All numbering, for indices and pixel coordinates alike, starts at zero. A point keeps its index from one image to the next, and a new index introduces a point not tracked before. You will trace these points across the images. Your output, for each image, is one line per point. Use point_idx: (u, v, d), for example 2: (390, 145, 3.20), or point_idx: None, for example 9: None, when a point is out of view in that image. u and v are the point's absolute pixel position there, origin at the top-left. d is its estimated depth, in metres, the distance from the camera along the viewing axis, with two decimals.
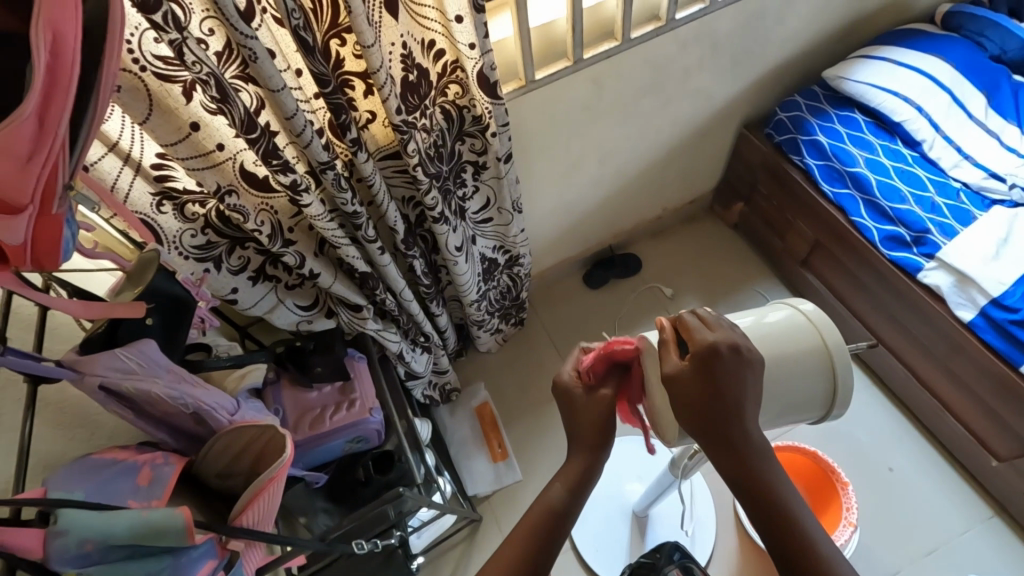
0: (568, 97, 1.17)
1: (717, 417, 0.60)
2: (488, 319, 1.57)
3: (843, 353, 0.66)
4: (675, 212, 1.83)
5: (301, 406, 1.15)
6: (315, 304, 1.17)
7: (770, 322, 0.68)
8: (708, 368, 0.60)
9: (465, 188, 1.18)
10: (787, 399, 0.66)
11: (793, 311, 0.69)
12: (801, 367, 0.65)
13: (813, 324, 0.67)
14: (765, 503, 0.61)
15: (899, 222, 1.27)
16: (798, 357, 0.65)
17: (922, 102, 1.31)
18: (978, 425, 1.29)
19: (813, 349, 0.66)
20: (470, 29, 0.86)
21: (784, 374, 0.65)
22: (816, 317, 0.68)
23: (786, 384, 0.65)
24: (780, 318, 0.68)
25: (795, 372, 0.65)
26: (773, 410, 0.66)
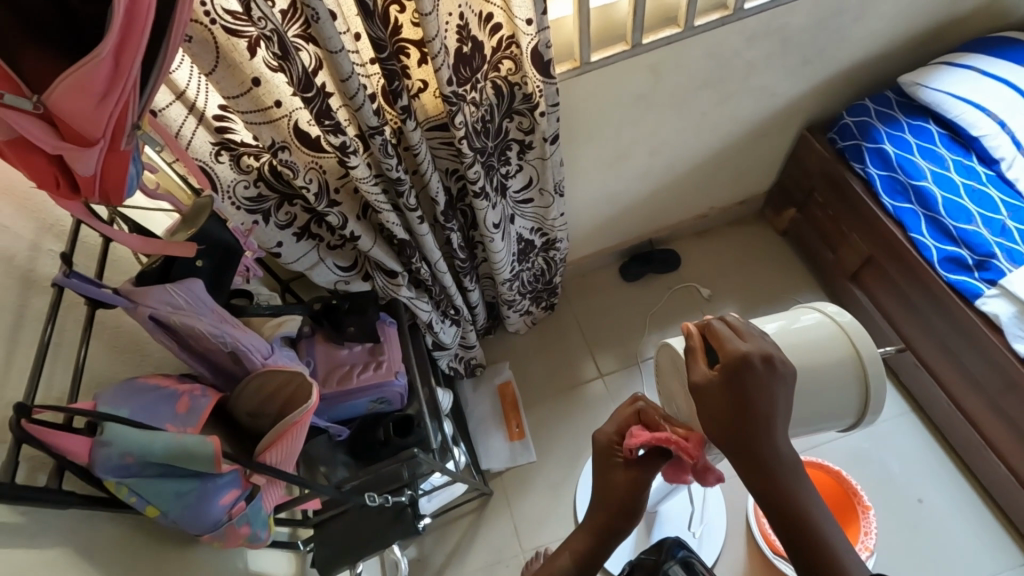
0: (622, 83, 1.15)
1: (741, 421, 0.58)
2: (519, 300, 1.58)
3: (875, 361, 0.66)
4: (722, 213, 1.78)
5: (332, 361, 1.20)
6: (354, 266, 1.21)
7: (802, 330, 0.66)
8: (738, 376, 0.58)
9: (509, 166, 1.19)
10: (819, 407, 0.66)
11: (824, 316, 0.67)
12: (833, 376, 0.65)
13: (844, 331, 0.66)
14: (773, 508, 0.60)
15: (963, 243, 1.19)
16: (829, 365, 0.65)
17: (1006, 117, 1.22)
18: (1023, 467, 1.22)
19: (845, 357, 0.65)
20: (529, 5, 0.86)
21: (816, 385, 0.65)
22: (846, 322, 0.67)
23: (819, 395, 0.65)
24: (809, 325, 0.67)
25: (826, 381, 0.65)
26: (807, 419, 0.66)
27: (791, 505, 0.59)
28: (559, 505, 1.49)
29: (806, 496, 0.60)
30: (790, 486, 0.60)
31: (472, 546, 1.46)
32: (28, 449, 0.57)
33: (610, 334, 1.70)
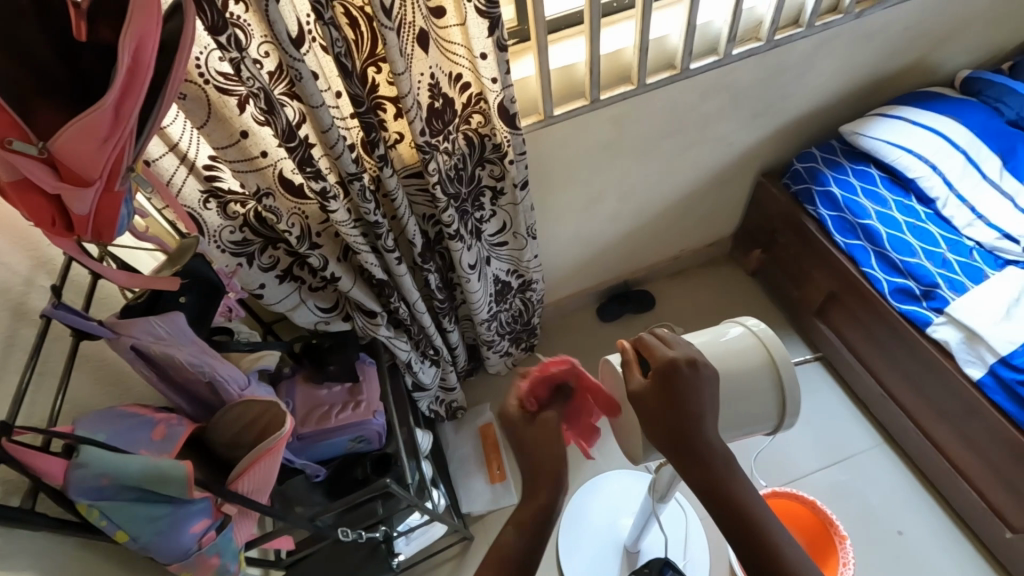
0: (584, 135, 1.25)
1: (681, 428, 0.63)
2: (498, 340, 1.62)
3: (789, 366, 0.69)
4: (693, 254, 1.87)
5: (311, 401, 1.23)
6: (334, 307, 1.26)
7: (721, 341, 0.71)
8: (668, 380, 0.63)
9: (483, 211, 1.27)
10: (738, 410, 0.69)
11: (743, 329, 0.72)
12: (749, 381, 0.69)
13: (761, 341, 0.71)
14: (731, 519, 0.62)
15: (909, 275, 1.27)
16: (744, 371, 0.69)
17: (937, 161, 1.33)
18: (992, 493, 1.23)
19: (761, 364, 0.70)
20: (493, 65, 0.96)
21: (732, 389, 0.69)
22: (763, 333, 0.72)
23: (734, 398, 0.69)
24: (730, 337, 0.71)
25: (743, 385, 0.69)
26: (727, 423, 0.69)
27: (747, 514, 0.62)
28: None
29: (753, 502, 0.63)
30: (736, 484, 0.63)
31: None
32: (4, 472, 0.59)
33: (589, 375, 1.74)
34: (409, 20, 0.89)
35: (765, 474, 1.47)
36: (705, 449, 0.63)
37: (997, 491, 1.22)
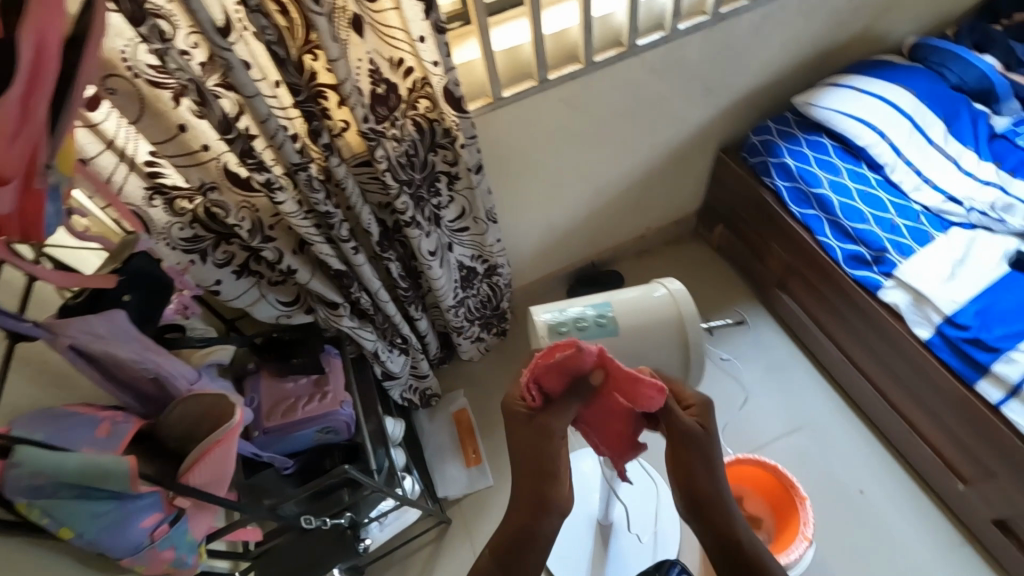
0: (537, 117, 1.25)
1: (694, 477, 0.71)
2: (468, 326, 1.63)
3: (694, 320, 0.87)
4: (660, 232, 1.88)
5: (277, 396, 1.23)
6: (296, 301, 1.25)
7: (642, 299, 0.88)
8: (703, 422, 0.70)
9: (440, 197, 1.27)
10: (650, 353, 0.88)
11: (664, 290, 0.89)
12: (660, 330, 0.87)
13: (675, 296, 0.89)
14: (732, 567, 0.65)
15: (860, 241, 1.30)
16: (659, 323, 0.87)
17: (885, 128, 1.35)
18: (945, 449, 1.28)
19: (675, 315, 0.88)
20: (433, 49, 0.95)
21: (647, 337, 0.87)
22: (679, 294, 0.89)
23: (648, 344, 0.87)
24: (652, 294, 0.89)
25: (654, 334, 0.87)
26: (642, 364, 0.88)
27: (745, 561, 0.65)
28: None
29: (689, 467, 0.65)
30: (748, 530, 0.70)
31: None
32: None
33: None
34: (341, 6, 0.89)
35: (732, 443, 1.52)
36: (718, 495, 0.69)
37: (947, 446, 1.26)
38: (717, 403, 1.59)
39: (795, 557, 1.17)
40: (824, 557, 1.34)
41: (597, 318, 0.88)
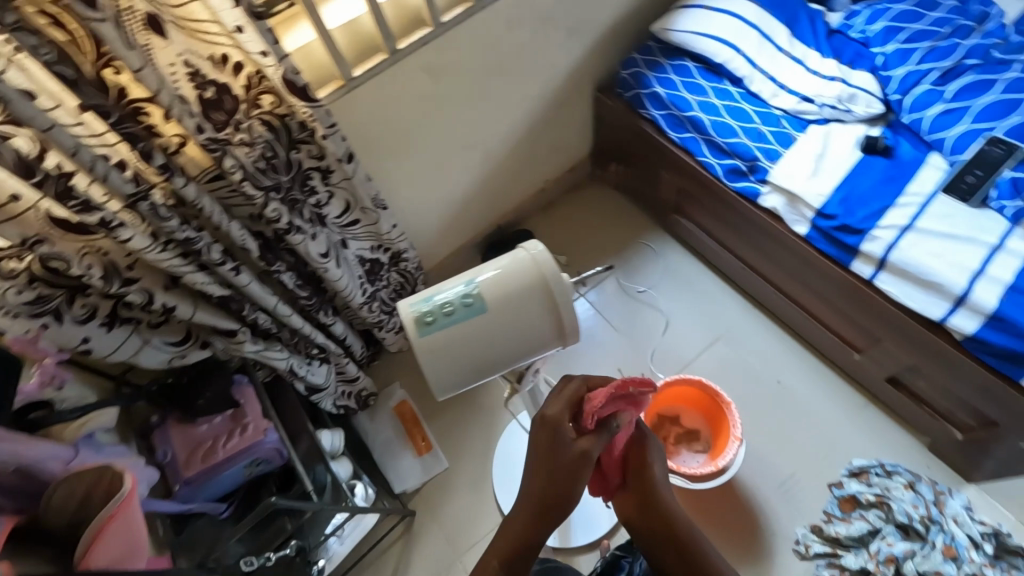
0: (397, 91, 1.19)
1: (675, 513, 0.89)
2: (387, 318, 1.58)
3: (558, 284, 0.82)
4: (559, 182, 1.89)
5: (191, 442, 1.16)
6: (187, 338, 1.14)
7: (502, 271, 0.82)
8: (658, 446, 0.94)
9: (318, 195, 1.19)
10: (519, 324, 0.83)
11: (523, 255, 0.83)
12: (527, 299, 0.82)
13: (536, 259, 0.82)
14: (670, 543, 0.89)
15: (735, 154, 1.36)
16: (522, 293, 0.82)
17: (737, 42, 1.40)
18: (839, 327, 1.40)
19: (538, 278, 0.82)
20: (257, 38, 0.87)
21: (513, 308, 0.82)
22: (539, 257, 0.82)
23: (514, 315, 0.82)
24: (512, 261, 0.82)
25: (519, 305, 0.82)
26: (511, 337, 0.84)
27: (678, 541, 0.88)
28: (483, 504, 1.51)
29: None
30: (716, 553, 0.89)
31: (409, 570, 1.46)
32: None
33: None
34: (128, 6, 0.78)
35: (661, 367, 1.62)
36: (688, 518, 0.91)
37: (840, 324, 1.39)
38: (641, 334, 1.67)
39: (728, 462, 1.29)
40: (756, 448, 1.47)
41: (462, 299, 0.81)
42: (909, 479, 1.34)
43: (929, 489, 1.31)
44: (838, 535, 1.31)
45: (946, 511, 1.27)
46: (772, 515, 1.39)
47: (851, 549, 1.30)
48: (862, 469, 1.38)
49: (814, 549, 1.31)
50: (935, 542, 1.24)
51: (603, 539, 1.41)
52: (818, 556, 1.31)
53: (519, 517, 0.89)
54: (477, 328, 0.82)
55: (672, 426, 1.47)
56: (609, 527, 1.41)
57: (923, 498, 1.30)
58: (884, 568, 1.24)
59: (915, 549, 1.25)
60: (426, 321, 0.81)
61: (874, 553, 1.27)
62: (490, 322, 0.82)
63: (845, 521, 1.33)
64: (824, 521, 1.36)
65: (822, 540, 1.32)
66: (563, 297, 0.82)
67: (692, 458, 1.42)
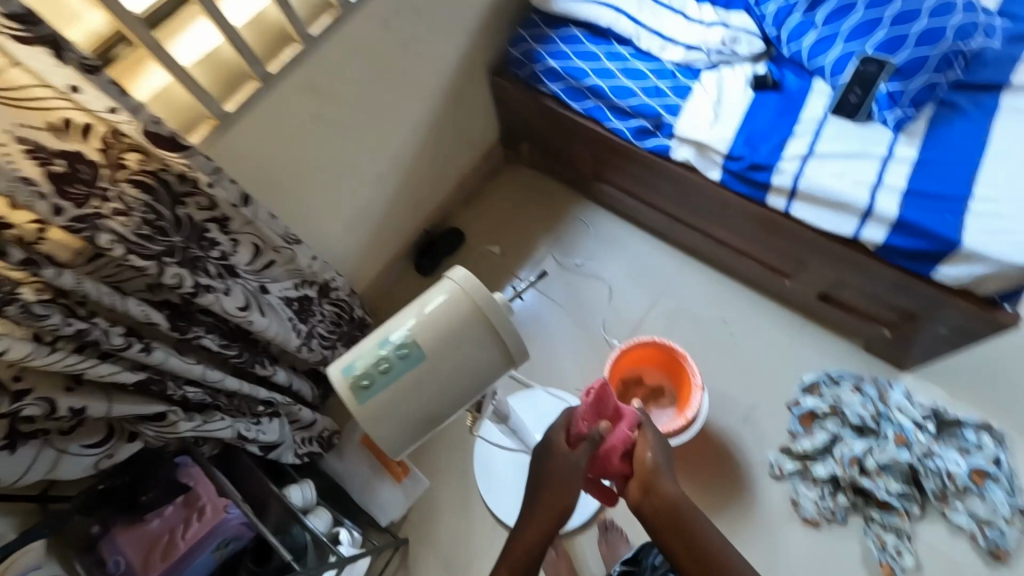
0: (281, 118, 1.11)
1: (679, 504, 0.88)
2: (331, 352, 1.51)
3: (494, 310, 0.72)
4: (475, 172, 1.85)
5: (145, 542, 1.05)
6: (110, 435, 1.03)
7: (428, 314, 0.72)
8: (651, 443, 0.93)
9: (221, 247, 1.09)
10: (463, 365, 0.73)
11: (447, 288, 0.73)
12: (464, 337, 0.72)
13: (463, 289, 0.72)
14: (679, 529, 0.87)
15: (639, 115, 1.37)
16: (458, 331, 0.72)
17: (619, 3, 1.40)
18: (767, 258, 1.47)
19: (470, 309, 0.72)
20: (100, 94, 0.77)
21: (451, 350, 0.72)
22: (467, 285, 0.73)
23: (455, 358, 0.73)
24: (437, 298, 0.72)
25: (457, 345, 0.72)
26: (460, 379, 0.74)
27: (691, 529, 0.87)
28: (473, 513, 1.49)
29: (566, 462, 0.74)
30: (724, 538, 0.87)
31: None
32: None
33: None
34: None
35: (614, 334, 1.64)
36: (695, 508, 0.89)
37: (768, 256, 1.45)
38: (589, 306, 1.68)
39: (696, 411, 1.34)
40: (717, 388, 1.53)
41: (396, 352, 0.72)
42: (855, 383, 1.44)
43: (873, 388, 1.42)
44: (806, 449, 1.39)
45: (891, 403, 1.40)
46: (745, 448, 1.45)
47: (818, 459, 1.39)
48: (814, 384, 1.47)
49: (787, 468, 1.40)
50: (887, 434, 1.35)
51: (596, 514, 1.43)
52: (792, 473, 1.40)
53: (529, 524, 0.91)
54: (419, 381, 0.73)
55: (639, 387, 1.49)
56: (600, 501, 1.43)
57: (870, 397, 1.41)
58: (849, 469, 1.34)
59: (872, 445, 1.35)
60: (364, 384, 0.72)
61: (838, 457, 1.36)
62: (432, 371, 0.73)
63: (809, 436, 1.42)
64: (790, 440, 1.44)
65: (793, 458, 1.41)
66: (504, 325, 0.72)
67: (661, 416, 1.46)
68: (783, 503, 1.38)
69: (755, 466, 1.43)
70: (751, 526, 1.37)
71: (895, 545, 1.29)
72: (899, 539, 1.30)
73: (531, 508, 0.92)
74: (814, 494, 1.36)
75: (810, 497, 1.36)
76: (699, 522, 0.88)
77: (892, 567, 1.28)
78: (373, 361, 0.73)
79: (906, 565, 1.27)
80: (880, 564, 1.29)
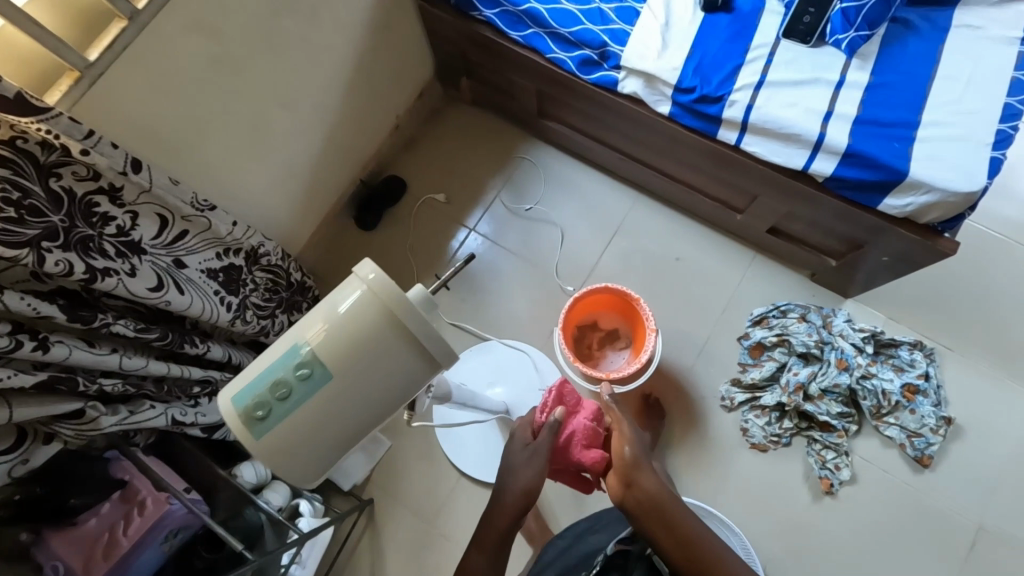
0: (167, 63, 0.94)
1: (658, 494, 0.91)
2: (270, 320, 1.41)
3: (410, 312, 0.63)
4: (410, 113, 1.70)
5: (85, 543, 0.99)
6: (21, 441, 0.92)
7: (332, 322, 0.63)
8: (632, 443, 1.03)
9: (117, 221, 0.95)
10: (380, 375, 0.64)
11: (355, 292, 0.64)
12: (376, 345, 0.63)
13: (373, 292, 0.63)
14: (667, 528, 0.87)
15: (582, 44, 1.25)
16: (370, 338, 0.63)
17: None
18: (718, 193, 1.43)
19: (383, 313, 0.63)
20: None
21: (364, 360, 0.64)
22: (377, 285, 0.63)
23: (370, 369, 0.64)
24: (344, 304, 0.63)
25: (371, 355, 0.63)
26: (380, 391, 0.65)
27: (675, 524, 0.87)
28: (436, 469, 1.49)
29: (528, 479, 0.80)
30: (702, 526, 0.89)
31: (384, 554, 1.44)
32: None
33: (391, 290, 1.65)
34: None
35: (568, 280, 1.60)
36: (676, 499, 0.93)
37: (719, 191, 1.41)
38: (541, 252, 1.63)
39: (650, 353, 1.34)
40: (670, 327, 1.54)
41: (295, 375, 0.63)
42: (801, 312, 1.47)
43: (818, 316, 1.46)
44: (755, 380, 1.44)
45: (834, 330, 1.44)
46: (698, 383, 1.49)
47: (766, 388, 1.44)
48: (762, 316, 1.50)
49: (738, 399, 1.44)
50: (830, 360, 1.40)
51: None
52: (742, 403, 1.45)
53: (501, 515, 0.92)
54: (327, 405, 0.64)
55: (594, 332, 1.48)
56: None
57: (815, 325, 1.44)
58: (795, 395, 1.40)
59: (816, 371, 1.40)
60: (258, 415, 0.63)
61: (785, 385, 1.42)
62: (344, 390, 0.64)
63: (758, 367, 1.46)
64: (740, 371, 1.48)
65: (743, 389, 1.45)
66: (421, 328, 0.64)
67: (617, 361, 1.47)
68: (734, 432, 1.44)
69: (707, 399, 1.47)
70: (704, 456, 1.43)
71: (835, 461, 1.38)
72: (838, 455, 1.39)
73: (511, 494, 0.94)
74: (762, 421, 1.42)
75: (758, 425, 1.42)
76: (679, 512, 0.90)
77: (831, 481, 1.37)
78: (268, 387, 0.63)
79: (843, 478, 1.37)
80: (820, 479, 1.38)
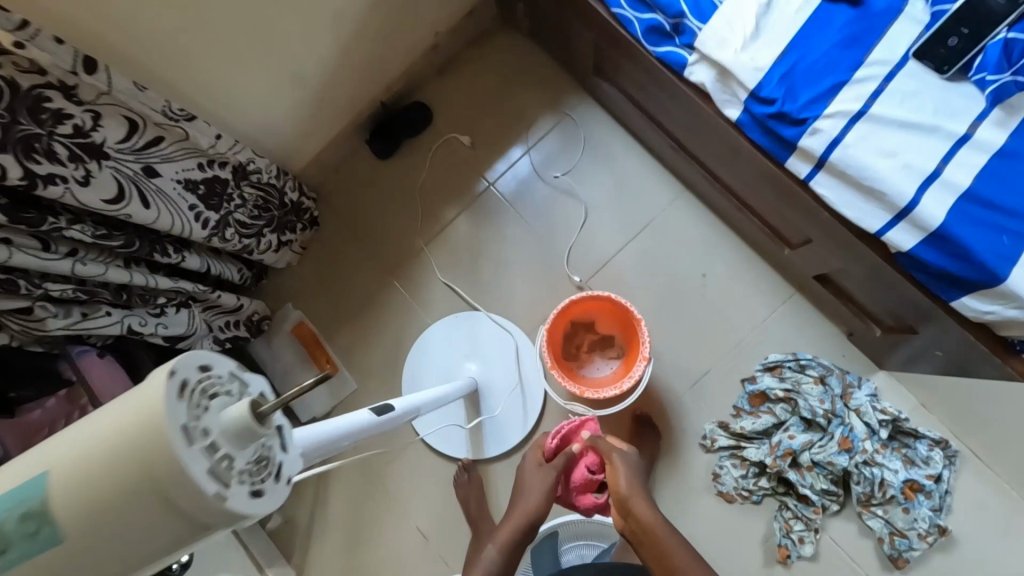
0: None
1: (652, 528, 1.01)
2: (257, 237, 1.34)
3: (165, 466, 0.44)
4: (453, 34, 1.48)
5: (27, 430, 1.03)
6: None
7: (82, 452, 0.46)
8: (618, 461, 1.09)
9: (74, 121, 0.87)
10: (132, 534, 0.46)
11: (111, 415, 0.46)
12: (125, 498, 0.45)
13: (128, 424, 0.45)
14: (658, 554, 0.98)
15: (655, 6, 1.00)
16: (117, 483, 0.45)
17: None
18: (770, 217, 1.22)
19: (136, 460, 0.44)
20: None
21: (110, 513, 0.46)
22: (131, 414, 0.45)
23: (118, 524, 0.46)
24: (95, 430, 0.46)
25: (117, 508, 0.45)
26: (135, 552, 0.47)
27: (665, 553, 0.98)
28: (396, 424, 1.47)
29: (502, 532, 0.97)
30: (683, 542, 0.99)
31: (331, 487, 1.48)
32: None
33: (392, 230, 1.55)
34: None
35: (577, 269, 1.46)
36: (656, 511, 1.03)
37: (779, 216, 1.16)
38: (557, 231, 1.48)
39: (637, 378, 1.21)
40: (672, 348, 1.40)
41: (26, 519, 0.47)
42: (821, 373, 1.31)
43: (839, 383, 1.29)
44: (745, 431, 1.32)
45: (851, 403, 1.28)
46: (683, 414, 1.37)
47: (754, 441, 1.33)
48: (776, 364, 1.34)
49: (719, 443, 1.34)
50: (833, 435, 1.25)
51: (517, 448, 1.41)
52: (723, 448, 1.34)
53: (509, 526, 1.11)
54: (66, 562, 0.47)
55: (588, 333, 1.36)
56: (521, 438, 1.40)
57: (831, 392, 1.28)
58: (781, 459, 1.28)
59: (814, 441, 1.27)
60: None
61: (773, 445, 1.30)
62: (86, 546, 0.47)
63: (752, 417, 1.33)
64: (732, 415, 1.35)
65: (729, 434, 1.34)
66: (180, 488, 0.44)
67: (603, 369, 1.35)
68: (704, 474, 1.35)
69: (687, 433, 1.37)
70: (666, 489, 1.35)
71: (800, 533, 1.29)
72: (806, 529, 1.29)
73: (517, 509, 1.12)
74: (737, 473, 1.32)
75: (732, 474, 1.33)
76: (661, 532, 1.00)
77: (788, 552, 1.29)
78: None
79: (803, 553, 1.28)
80: (778, 546, 1.30)
